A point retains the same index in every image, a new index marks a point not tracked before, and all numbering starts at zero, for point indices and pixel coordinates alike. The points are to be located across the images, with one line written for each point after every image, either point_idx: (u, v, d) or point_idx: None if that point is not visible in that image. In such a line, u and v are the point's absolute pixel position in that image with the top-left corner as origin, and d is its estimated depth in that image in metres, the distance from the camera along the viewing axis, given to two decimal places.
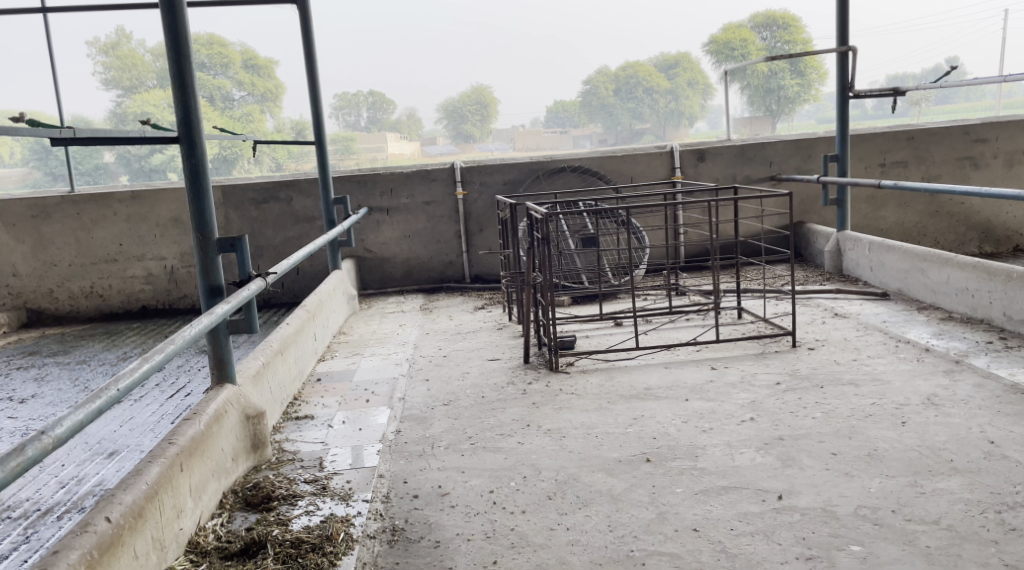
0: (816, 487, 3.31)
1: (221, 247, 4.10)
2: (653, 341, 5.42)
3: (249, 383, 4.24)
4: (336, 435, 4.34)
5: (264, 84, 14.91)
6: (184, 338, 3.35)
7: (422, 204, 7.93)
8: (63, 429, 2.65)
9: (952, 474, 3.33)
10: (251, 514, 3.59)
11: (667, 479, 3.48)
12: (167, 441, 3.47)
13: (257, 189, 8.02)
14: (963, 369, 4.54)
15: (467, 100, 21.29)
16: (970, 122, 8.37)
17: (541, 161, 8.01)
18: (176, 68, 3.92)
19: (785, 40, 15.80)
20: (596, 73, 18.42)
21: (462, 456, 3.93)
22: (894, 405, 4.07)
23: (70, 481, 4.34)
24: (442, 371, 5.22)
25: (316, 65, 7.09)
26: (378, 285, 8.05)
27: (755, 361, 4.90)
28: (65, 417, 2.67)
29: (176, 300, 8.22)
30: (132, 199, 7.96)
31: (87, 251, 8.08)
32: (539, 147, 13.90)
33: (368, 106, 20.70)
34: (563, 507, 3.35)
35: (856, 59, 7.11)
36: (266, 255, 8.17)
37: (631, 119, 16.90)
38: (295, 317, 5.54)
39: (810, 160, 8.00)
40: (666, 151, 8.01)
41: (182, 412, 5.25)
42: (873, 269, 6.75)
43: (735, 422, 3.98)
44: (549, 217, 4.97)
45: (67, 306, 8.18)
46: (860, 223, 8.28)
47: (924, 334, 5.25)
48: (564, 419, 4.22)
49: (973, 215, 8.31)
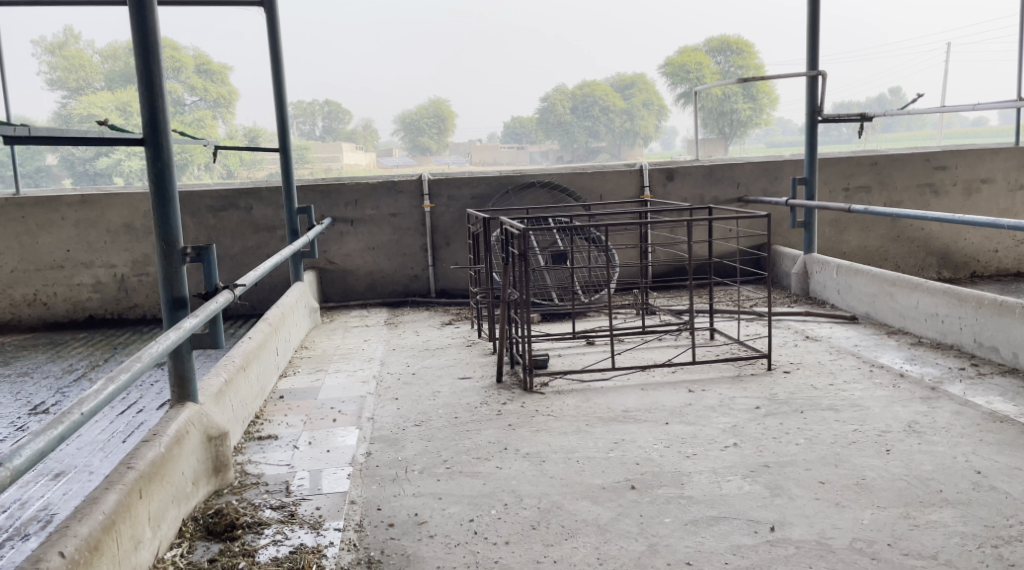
0: (809, 519, 3.23)
1: (186, 256, 3.89)
2: (628, 361, 5.33)
3: (211, 402, 4.05)
4: (301, 457, 4.16)
5: (218, 89, 14.68)
6: (149, 356, 3.14)
7: (388, 216, 7.77)
8: (21, 459, 2.43)
9: (943, 506, 3.27)
10: (214, 543, 3.40)
11: (655, 508, 3.37)
12: (125, 465, 3.26)
13: (215, 196, 7.79)
14: (941, 396, 4.50)
15: (424, 112, 20.80)
16: (931, 149, 8.44)
17: (510, 175, 7.89)
18: (144, 69, 3.73)
19: (739, 65, 15.87)
20: (556, 90, 17.78)
21: (438, 481, 3.78)
22: (876, 432, 4.02)
23: (12, 505, 4.11)
24: (411, 391, 5.05)
25: (282, 69, 6.89)
26: (340, 298, 7.87)
27: (732, 384, 4.82)
28: (23, 446, 2.45)
29: (126, 309, 7.93)
30: (81, 203, 7.67)
31: (31, 257, 7.76)
32: (497, 162, 13.80)
33: (323, 115, 20.41)
34: (548, 538, 3.22)
35: (827, 83, 7.10)
36: (224, 264, 7.93)
37: (588, 136, 16.53)
38: (257, 330, 5.35)
39: (777, 182, 8.02)
40: (635, 169, 7.94)
41: (134, 430, 5.02)
42: (841, 292, 6.75)
43: (719, 447, 3.89)
44: (527, 233, 4.82)
45: (9, 315, 7.86)
46: (823, 246, 8.30)
47: (898, 359, 5.23)
48: (544, 442, 4.09)
49: (933, 241, 8.38)
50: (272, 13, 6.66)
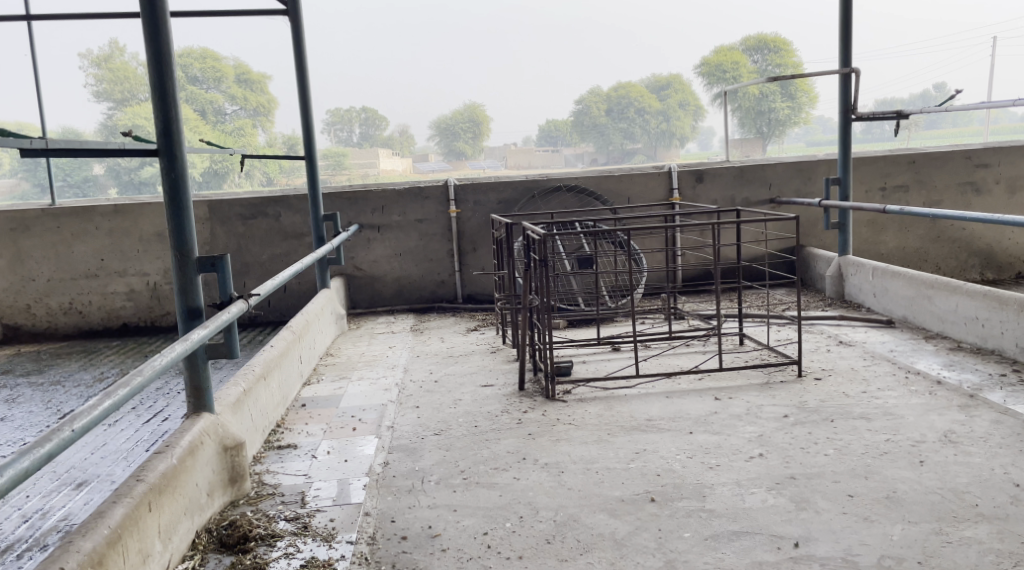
0: (834, 534, 3.10)
1: (201, 266, 3.85)
2: (653, 368, 5.20)
3: (228, 411, 4.01)
4: (319, 467, 4.10)
5: (259, 99, 13.59)
6: (153, 369, 3.12)
7: (414, 222, 7.72)
8: (6, 479, 2.41)
9: (978, 521, 3.13)
10: (226, 556, 3.35)
11: (674, 521, 3.26)
12: (134, 477, 3.22)
13: (244, 204, 7.80)
14: (979, 404, 4.32)
15: (460, 116, 18.65)
16: (972, 146, 8.20)
17: (537, 179, 7.78)
18: (157, 82, 3.71)
19: (777, 64, 14.81)
20: (591, 91, 17.04)
21: (453, 493, 3.70)
22: (910, 442, 3.86)
23: (34, 514, 4.12)
24: (433, 398, 4.98)
25: (307, 76, 6.86)
26: (367, 304, 7.81)
27: (760, 392, 4.68)
28: (9, 464, 2.43)
29: (159, 317, 7.97)
30: (114, 213, 7.72)
31: (67, 267, 7.82)
32: (531, 165, 13.60)
33: (361, 123, 18.86)
34: (562, 554, 3.13)
35: (860, 80, 6.92)
36: (252, 271, 7.92)
37: (623, 140, 15.86)
38: (279, 338, 5.31)
39: (811, 182, 7.83)
40: (664, 171, 7.82)
41: (158, 438, 5.01)
42: (877, 295, 6.55)
43: (743, 458, 3.76)
44: (547, 238, 4.73)
45: (44, 323, 7.92)
46: (860, 248, 8.10)
47: (935, 365, 5.05)
48: (562, 451, 3.99)
49: (975, 241, 8.12)
50: (297, 19, 6.65)
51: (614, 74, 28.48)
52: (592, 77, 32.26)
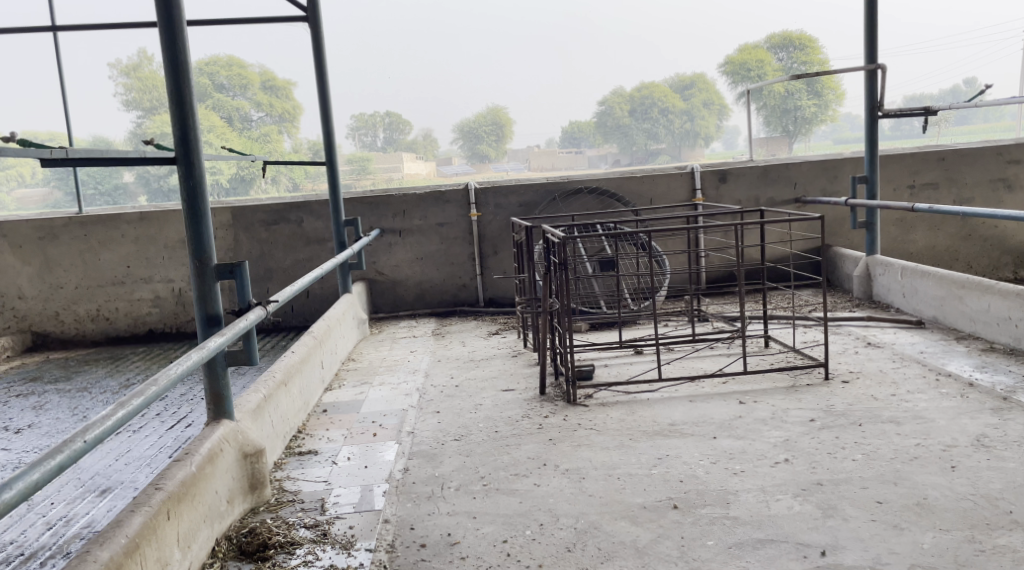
0: (862, 543, 3.02)
1: (219, 274, 3.83)
2: (677, 371, 5.13)
3: (248, 418, 3.99)
4: (339, 474, 4.07)
5: (284, 105, 13.84)
6: (168, 377, 3.10)
7: (436, 226, 7.69)
8: (13, 492, 2.40)
9: (1012, 528, 3.04)
10: (245, 564, 3.33)
11: (698, 529, 3.19)
12: (153, 485, 3.21)
13: (267, 210, 7.81)
14: (1012, 407, 4.21)
15: (483, 120, 18.68)
16: (1004, 142, 8.03)
17: (558, 182, 7.73)
18: (174, 90, 3.69)
19: (804, 61, 14.46)
20: (613, 94, 16.84)
21: (474, 499, 3.65)
22: (941, 447, 3.76)
23: (58, 522, 4.12)
24: (453, 403, 4.94)
25: (327, 81, 6.86)
26: (390, 309, 7.80)
27: (786, 395, 4.59)
28: (17, 478, 2.43)
29: (184, 323, 7.99)
30: (139, 220, 7.76)
31: (94, 274, 7.87)
32: (554, 166, 13.51)
33: (385, 127, 18.55)
34: (584, 562, 3.08)
35: (887, 77, 6.79)
36: (276, 277, 7.92)
37: (647, 140, 15.70)
38: (300, 344, 5.29)
39: (837, 181, 7.71)
40: (687, 172, 7.73)
41: (181, 444, 5.01)
42: (906, 295, 6.43)
43: (769, 464, 3.69)
44: (567, 240, 4.68)
45: (72, 330, 7.96)
46: (888, 247, 7.97)
47: (966, 367, 4.93)
48: (583, 457, 3.94)
49: (1008, 239, 7.94)
50: (316, 25, 6.66)
51: (642, 74, 28.25)
52: (620, 76, 32.06)
